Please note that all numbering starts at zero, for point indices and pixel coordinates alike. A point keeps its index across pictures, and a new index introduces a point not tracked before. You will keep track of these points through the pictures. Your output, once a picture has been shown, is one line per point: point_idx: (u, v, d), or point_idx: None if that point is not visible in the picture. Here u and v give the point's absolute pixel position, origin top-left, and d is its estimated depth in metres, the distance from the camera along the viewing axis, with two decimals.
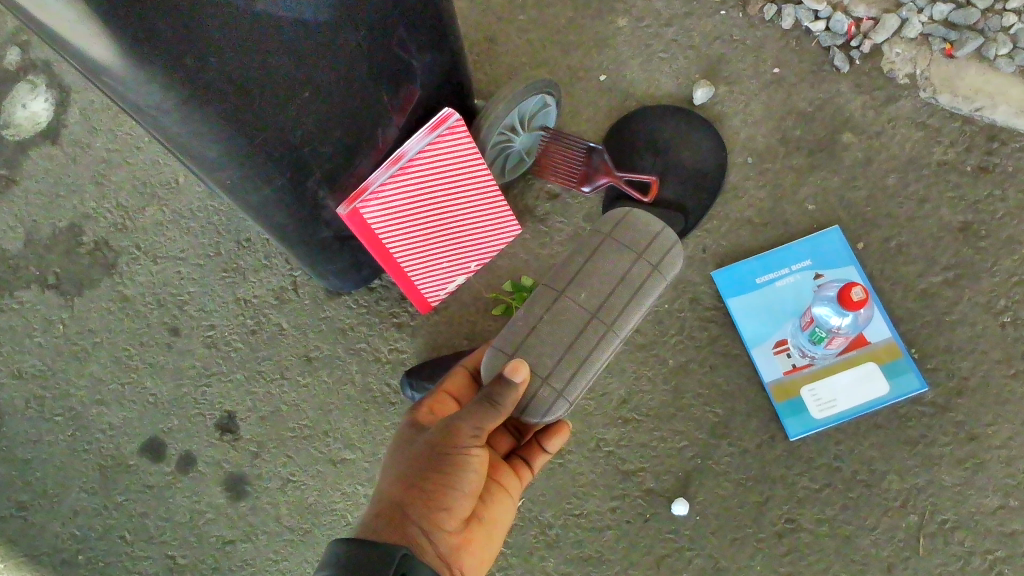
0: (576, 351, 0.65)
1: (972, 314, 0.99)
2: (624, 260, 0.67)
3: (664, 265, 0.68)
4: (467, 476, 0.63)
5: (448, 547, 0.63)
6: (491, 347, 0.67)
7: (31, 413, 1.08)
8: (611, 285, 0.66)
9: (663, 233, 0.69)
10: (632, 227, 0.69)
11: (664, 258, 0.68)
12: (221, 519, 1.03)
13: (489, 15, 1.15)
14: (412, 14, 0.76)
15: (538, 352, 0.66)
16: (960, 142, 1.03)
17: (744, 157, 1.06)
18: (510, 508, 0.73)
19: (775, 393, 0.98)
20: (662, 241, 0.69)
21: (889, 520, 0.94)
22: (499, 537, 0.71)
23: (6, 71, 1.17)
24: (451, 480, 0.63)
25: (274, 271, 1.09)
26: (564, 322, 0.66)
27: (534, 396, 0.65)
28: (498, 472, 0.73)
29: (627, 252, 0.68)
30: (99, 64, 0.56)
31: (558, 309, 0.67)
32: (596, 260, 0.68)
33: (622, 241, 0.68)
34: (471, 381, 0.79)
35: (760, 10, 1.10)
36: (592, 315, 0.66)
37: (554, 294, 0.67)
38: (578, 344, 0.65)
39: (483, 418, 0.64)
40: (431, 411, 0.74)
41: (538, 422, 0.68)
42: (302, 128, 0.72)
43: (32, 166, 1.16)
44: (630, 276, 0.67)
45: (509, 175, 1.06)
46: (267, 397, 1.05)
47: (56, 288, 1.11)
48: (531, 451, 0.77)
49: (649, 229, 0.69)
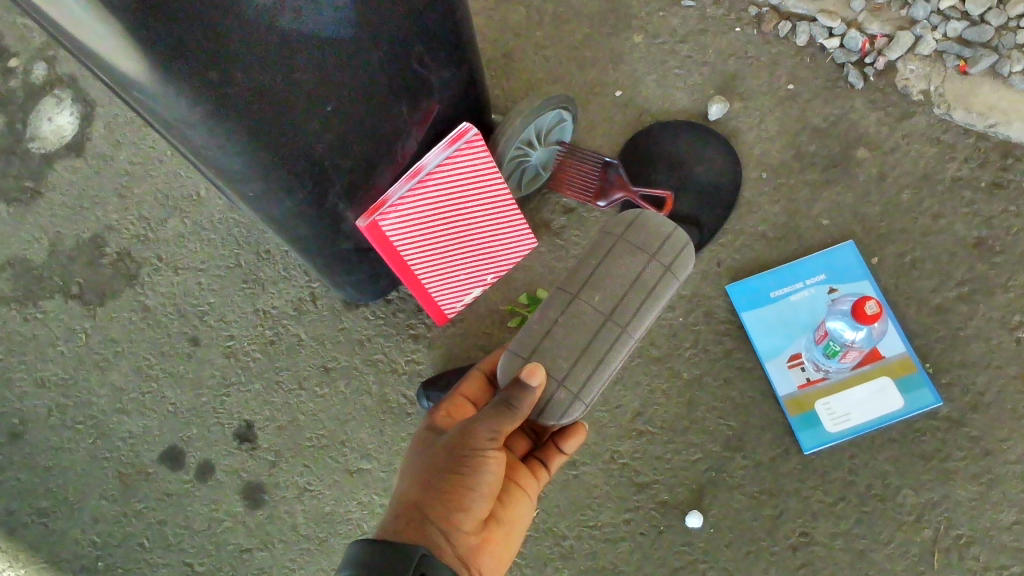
0: (591, 354, 0.66)
1: (987, 329, 0.99)
2: (637, 260, 0.68)
3: (677, 265, 0.69)
4: (484, 477, 0.64)
5: (467, 548, 0.64)
6: (508, 350, 0.69)
7: (53, 421, 1.09)
8: (625, 287, 0.67)
9: (674, 233, 0.70)
10: (644, 227, 0.70)
11: (677, 257, 0.70)
12: (239, 527, 1.04)
13: (506, 31, 1.17)
14: (431, 30, 0.78)
15: (553, 356, 0.67)
16: (974, 159, 1.04)
17: (759, 172, 1.07)
18: (528, 509, 0.74)
19: (789, 407, 0.98)
20: (674, 241, 0.70)
21: (903, 535, 0.94)
22: (517, 539, 0.72)
23: (33, 86, 1.20)
24: (469, 480, 0.63)
25: (293, 282, 1.11)
26: (579, 324, 0.67)
27: (551, 399, 0.66)
28: (516, 473, 0.74)
29: (640, 252, 0.69)
30: (129, 79, 0.58)
31: (572, 312, 0.68)
32: (609, 262, 0.69)
33: (634, 241, 0.69)
34: (487, 384, 0.80)
35: (775, 26, 1.11)
36: (607, 316, 0.67)
37: (569, 297, 0.68)
38: (593, 346, 0.66)
39: (502, 420, 0.65)
40: (449, 414, 0.76)
41: (555, 425, 0.69)
42: (324, 140, 0.73)
43: (57, 179, 1.18)
44: (644, 277, 0.68)
45: (526, 190, 1.07)
46: (284, 406, 1.07)
47: (80, 298, 1.13)
48: (548, 452, 0.77)
49: (661, 229, 0.70)
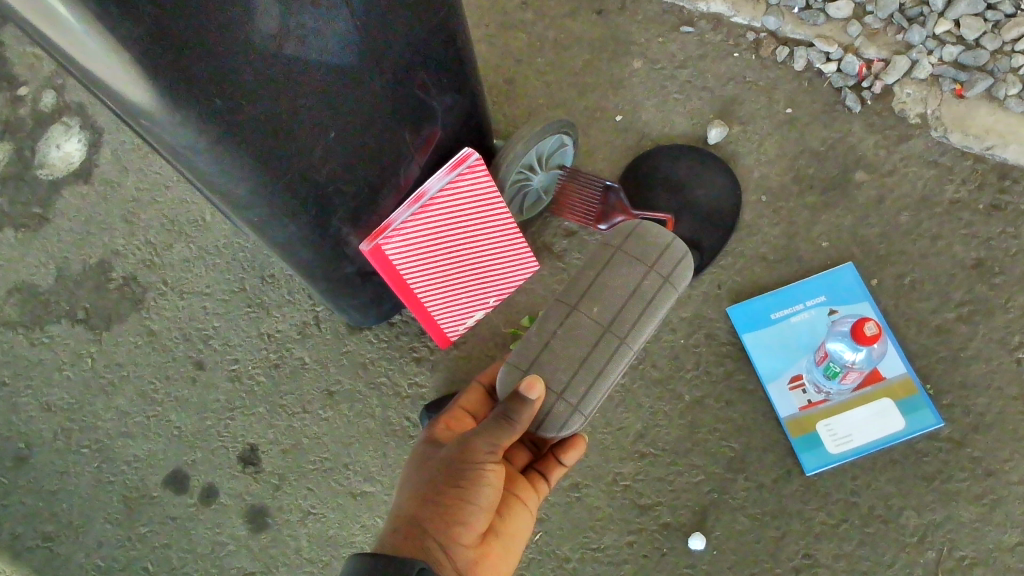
0: (590, 366, 0.68)
1: (987, 350, 0.99)
2: (635, 272, 0.70)
3: (675, 276, 0.71)
4: (483, 491, 0.64)
5: (467, 562, 0.64)
6: (507, 362, 0.70)
7: (58, 445, 1.10)
8: (624, 298, 0.69)
9: (672, 244, 0.73)
10: (642, 239, 0.72)
11: (675, 269, 0.72)
12: (243, 551, 1.04)
13: (507, 58, 1.19)
14: (433, 57, 0.79)
15: (552, 368, 0.68)
16: (972, 180, 1.05)
17: (758, 195, 1.08)
18: (528, 521, 0.74)
19: (791, 428, 0.98)
20: (673, 252, 0.72)
21: (907, 556, 0.94)
22: (516, 551, 0.72)
23: (42, 114, 1.22)
24: (468, 494, 0.64)
25: (298, 306, 1.12)
26: (578, 336, 0.69)
27: (551, 410, 0.68)
28: (514, 486, 0.74)
29: (639, 263, 0.71)
30: (137, 109, 0.59)
31: (570, 323, 0.69)
32: (607, 274, 0.71)
33: (632, 253, 0.71)
34: (486, 397, 0.81)
35: (773, 51, 1.13)
36: (606, 328, 0.69)
37: (567, 308, 0.70)
38: (592, 358, 0.68)
39: (501, 434, 0.66)
40: (448, 427, 0.77)
41: (554, 437, 0.70)
42: (327, 166, 0.74)
43: (64, 205, 1.19)
44: (642, 288, 0.70)
45: (528, 214, 1.08)
46: (288, 430, 1.07)
47: (85, 322, 1.14)
48: (548, 464, 0.78)
49: (659, 240, 0.72)
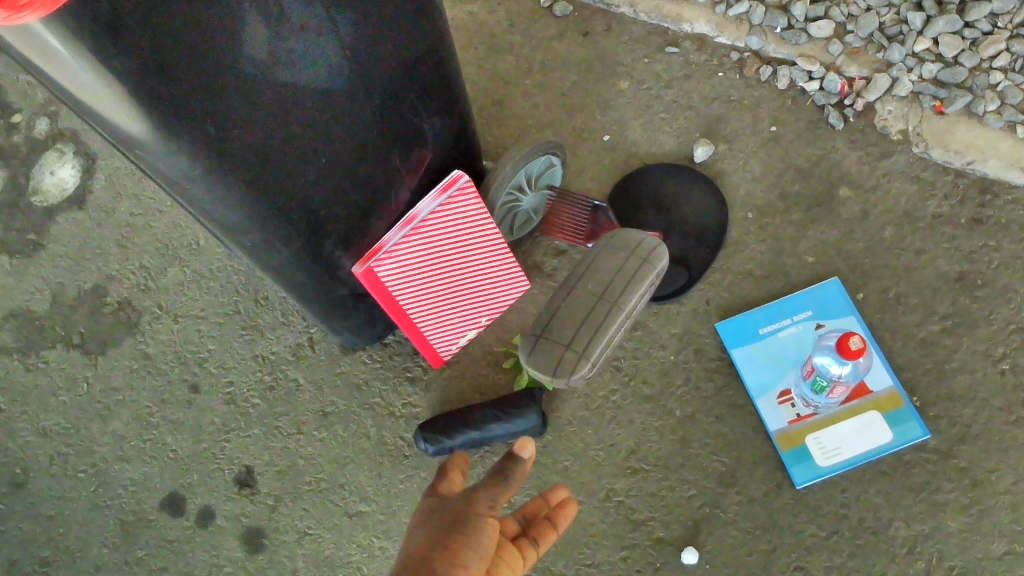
0: (589, 327, 0.79)
1: (972, 361, 1.01)
2: (618, 256, 0.83)
3: (653, 258, 0.83)
4: (483, 540, 0.60)
5: None
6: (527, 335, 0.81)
7: (55, 469, 1.10)
8: (612, 275, 0.81)
9: (646, 237, 0.85)
10: (620, 233, 0.85)
11: (652, 252, 0.83)
12: (240, 572, 1.04)
13: (496, 79, 1.21)
14: (421, 83, 0.81)
15: (560, 330, 0.80)
16: (953, 195, 1.07)
17: (745, 212, 1.09)
18: None
19: (781, 442, 1.00)
20: (648, 240, 0.84)
21: (896, 567, 0.95)
22: None
23: (36, 141, 1.24)
24: (469, 537, 0.59)
25: (291, 328, 1.13)
26: (577, 303, 0.81)
27: (560, 360, 0.79)
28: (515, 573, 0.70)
29: (620, 249, 0.83)
30: (133, 140, 0.60)
31: (570, 297, 0.82)
32: (596, 257, 0.83)
33: (614, 241, 0.85)
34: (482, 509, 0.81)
35: (756, 71, 1.15)
36: (600, 296, 0.80)
37: (566, 284, 0.83)
38: (590, 320, 0.80)
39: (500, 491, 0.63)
40: None
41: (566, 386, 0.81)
42: (319, 191, 0.76)
43: (59, 231, 1.21)
44: (626, 266, 0.82)
45: (518, 234, 1.08)
46: (283, 451, 1.08)
47: (81, 347, 1.15)
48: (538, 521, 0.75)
49: (635, 234, 0.84)
